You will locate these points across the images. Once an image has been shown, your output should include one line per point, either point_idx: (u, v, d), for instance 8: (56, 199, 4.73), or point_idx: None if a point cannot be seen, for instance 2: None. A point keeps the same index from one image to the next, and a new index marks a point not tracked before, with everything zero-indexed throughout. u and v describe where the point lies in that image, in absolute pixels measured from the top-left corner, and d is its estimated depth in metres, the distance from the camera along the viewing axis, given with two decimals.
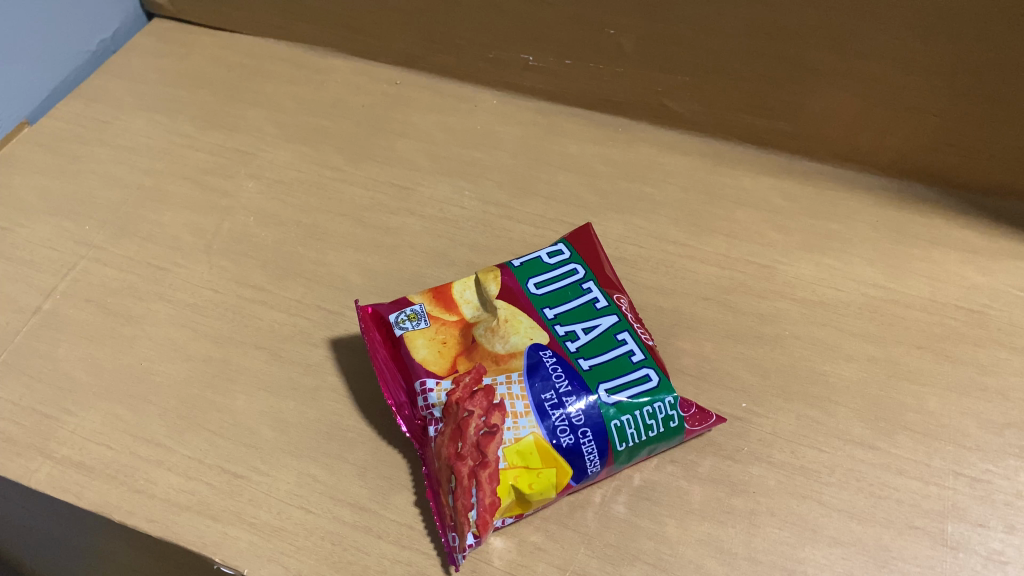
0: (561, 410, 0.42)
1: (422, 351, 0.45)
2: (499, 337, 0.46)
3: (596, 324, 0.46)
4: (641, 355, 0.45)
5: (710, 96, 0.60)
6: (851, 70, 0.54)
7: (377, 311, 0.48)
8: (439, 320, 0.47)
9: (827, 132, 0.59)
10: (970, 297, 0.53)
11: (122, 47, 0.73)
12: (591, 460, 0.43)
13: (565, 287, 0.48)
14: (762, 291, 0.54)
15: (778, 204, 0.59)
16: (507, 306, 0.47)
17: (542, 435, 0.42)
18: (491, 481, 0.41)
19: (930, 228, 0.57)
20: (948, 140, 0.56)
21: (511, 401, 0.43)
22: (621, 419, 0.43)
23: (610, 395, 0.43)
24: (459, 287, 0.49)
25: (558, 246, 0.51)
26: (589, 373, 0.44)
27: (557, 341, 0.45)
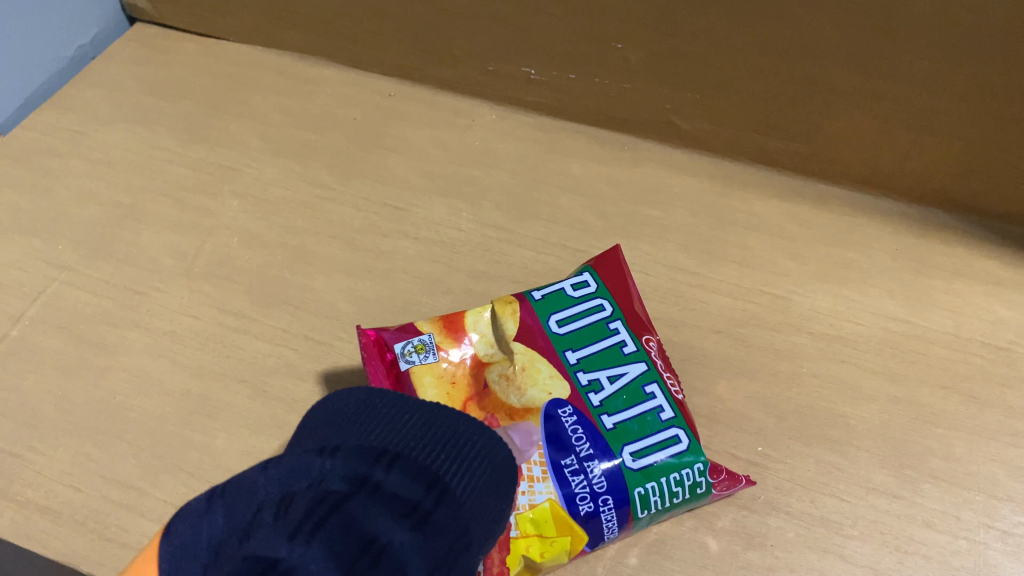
0: (581, 477, 0.39)
1: (430, 395, 0.42)
2: (515, 389, 0.42)
3: (622, 372, 0.42)
4: (671, 414, 0.41)
5: (722, 115, 0.57)
6: (872, 91, 0.51)
7: (383, 338, 0.43)
8: (449, 355, 0.43)
9: (846, 156, 0.56)
10: (996, 332, 0.50)
11: (102, 53, 0.69)
12: (609, 527, 0.39)
13: (590, 326, 0.44)
14: (777, 324, 0.51)
15: (792, 231, 0.56)
16: (526, 352, 0.43)
17: (558, 501, 0.39)
18: (501, 551, 0.38)
19: (951, 258, 0.54)
20: (972, 166, 0.53)
21: (526, 463, 0.39)
22: (645, 486, 0.39)
23: (634, 460, 0.39)
24: (472, 316, 0.44)
25: (583, 275, 0.46)
26: (612, 434, 0.40)
27: (579, 394, 0.42)
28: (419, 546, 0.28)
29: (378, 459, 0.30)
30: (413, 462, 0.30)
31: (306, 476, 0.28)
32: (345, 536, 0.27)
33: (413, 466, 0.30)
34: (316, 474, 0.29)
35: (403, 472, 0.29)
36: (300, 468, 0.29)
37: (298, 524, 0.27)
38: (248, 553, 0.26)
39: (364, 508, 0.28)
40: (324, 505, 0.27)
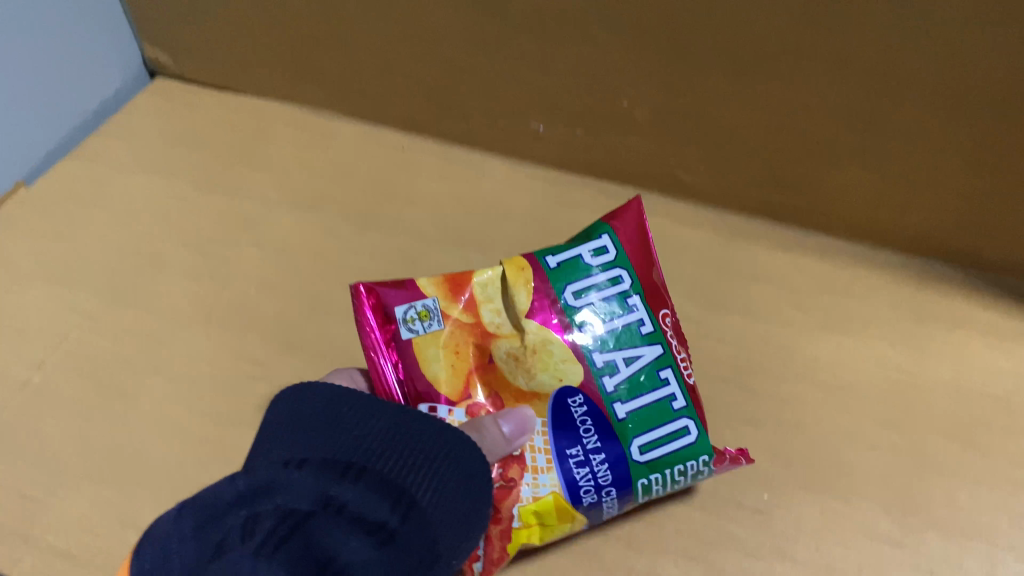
0: (587, 469, 0.40)
1: (433, 367, 0.41)
2: (524, 370, 0.42)
3: (638, 354, 0.42)
4: (682, 403, 0.41)
5: (725, 169, 0.59)
6: (869, 148, 0.53)
7: (383, 300, 0.42)
8: (455, 324, 0.42)
9: (845, 209, 0.57)
10: (996, 382, 0.52)
11: (124, 106, 0.71)
12: (609, 510, 0.41)
13: (607, 302, 0.43)
14: (782, 373, 0.52)
15: (795, 281, 0.58)
16: (538, 332, 0.42)
17: (562, 494, 0.39)
18: (502, 539, 0.39)
19: (951, 308, 0.56)
20: (968, 219, 0.54)
21: (532, 453, 0.40)
22: (649, 478, 0.40)
23: (641, 453, 0.40)
24: (480, 280, 0.43)
25: (602, 239, 0.44)
26: (621, 425, 0.41)
27: (592, 379, 0.41)
28: (383, 555, 0.31)
29: (344, 474, 0.33)
30: (377, 476, 0.33)
31: (276, 493, 0.31)
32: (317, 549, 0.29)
33: (375, 479, 0.33)
34: (284, 489, 0.31)
35: (367, 487, 0.33)
36: (267, 484, 0.31)
37: (262, 543, 0.29)
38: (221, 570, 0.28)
39: (327, 523, 0.30)
40: (289, 519, 0.30)
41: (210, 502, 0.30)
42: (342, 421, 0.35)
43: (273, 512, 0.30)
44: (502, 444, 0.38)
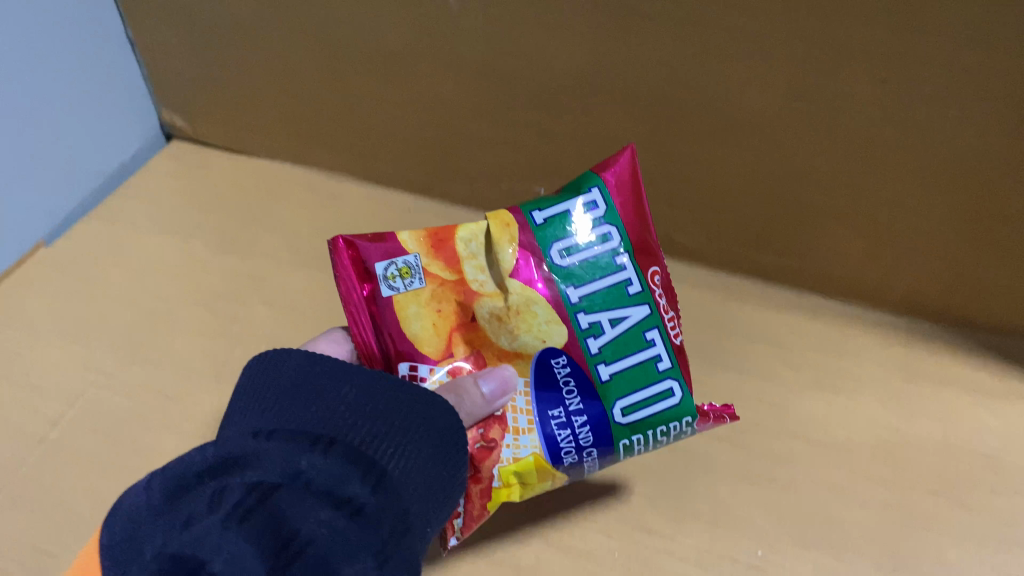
0: (568, 431, 0.38)
1: (414, 325, 0.38)
2: (507, 331, 0.39)
3: (626, 315, 0.39)
4: (668, 364, 0.39)
5: (719, 231, 0.61)
6: (855, 213, 0.55)
7: (361, 255, 0.39)
8: (437, 281, 0.39)
9: (836, 270, 0.60)
10: (983, 440, 0.53)
11: (140, 169, 0.74)
12: (590, 469, 0.39)
13: (594, 260, 0.39)
14: (775, 431, 0.54)
15: (787, 340, 0.60)
16: (522, 292, 0.39)
17: (543, 455, 0.37)
18: (481, 498, 0.37)
19: (939, 367, 0.58)
20: (954, 280, 0.56)
21: (513, 413, 0.38)
22: (632, 439, 0.38)
23: (624, 416, 0.38)
24: (465, 235, 0.40)
25: (592, 193, 0.40)
26: (605, 387, 0.38)
27: (577, 341, 0.39)
28: (357, 526, 0.28)
29: (314, 444, 0.31)
30: (349, 447, 0.31)
31: (245, 463, 0.29)
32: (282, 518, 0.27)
33: (348, 449, 0.31)
34: (253, 458, 0.30)
35: (341, 456, 0.30)
36: (236, 455, 0.30)
37: (226, 515, 0.27)
38: (185, 543, 0.27)
39: (293, 495, 0.28)
40: (255, 490, 0.28)
41: (180, 473, 0.30)
42: (314, 391, 0.33)
43: (240, 484, 0.28)
44: (480, 404, 0.36)
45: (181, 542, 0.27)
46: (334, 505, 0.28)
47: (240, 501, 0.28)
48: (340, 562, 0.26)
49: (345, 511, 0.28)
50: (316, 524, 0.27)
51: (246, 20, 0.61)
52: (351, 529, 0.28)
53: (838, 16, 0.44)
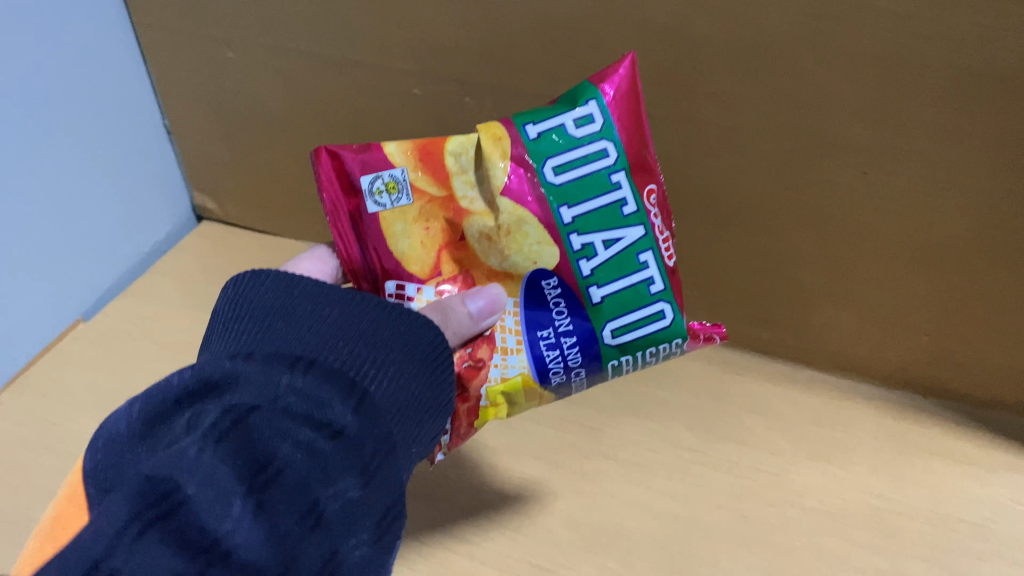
0: (557, 352, 0.40)
1: (402, 243, 0.40)
2: (497, 251, 0.40)
3: (619, 237, 0.40)
4: (660, 286, 0.40)
5: (718, 308, 0.65)
6: (844, 294, 0.59)
7: (346, 167, 0.40)
8: (425, 196, 0.40)
9: (828, 346, 0.63)
10: (972, 509, 0.56)
11: (173, 248, 0.79)
12: (579, 386, 0.41)
13: (588, 178, 0.39)
14: (773, 499, 0.57)
15: (784, 411, 0.63)
16: (513, 213, 0.40)
17: (530, 375, 0.40)
18: (470, 415, 0.40)
19: (929, 437, 0.61)
20: (940, 356, 0.60)
21: (502, 333, 0.40)
22: (620, 359, 0.40)
23: (613, 337, 0.40)
24: (454, 149, 0.40)
25: (589, 106, 0.40)
26: (596, 308, 0.40)
27: (568, 262, 0.40)
28: (334, 451, 0.31)
29: (294, 365, 0.33)
30: (328, 368, 0.33)
31: (222, 385, 0.31)
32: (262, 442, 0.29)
33: (326, 370, 0.33)
34: (232, 379, 0.31)
35: (319, 376, 0.32)
36: (215, 375, 0.32)
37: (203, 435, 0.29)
38: (164, 460, 0.28)
39: (268, 420, 0.30)
40: (232, 413, 0.30)
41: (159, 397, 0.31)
42: (296, 313, 0.35)
43: (218, 408, 0.30)
44: (470, 322, 0.38)
45: (157, 462, 0.28)
46: (314, 429, 0.31)
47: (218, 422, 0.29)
48: (320, 490, 0.30)
49: (325, 435, 0.31)
50: (296, 450, 0.30)
51: (276, 113, 0.67)
52: (329, 454, 0.30)
53: (821, 116, 0.49)
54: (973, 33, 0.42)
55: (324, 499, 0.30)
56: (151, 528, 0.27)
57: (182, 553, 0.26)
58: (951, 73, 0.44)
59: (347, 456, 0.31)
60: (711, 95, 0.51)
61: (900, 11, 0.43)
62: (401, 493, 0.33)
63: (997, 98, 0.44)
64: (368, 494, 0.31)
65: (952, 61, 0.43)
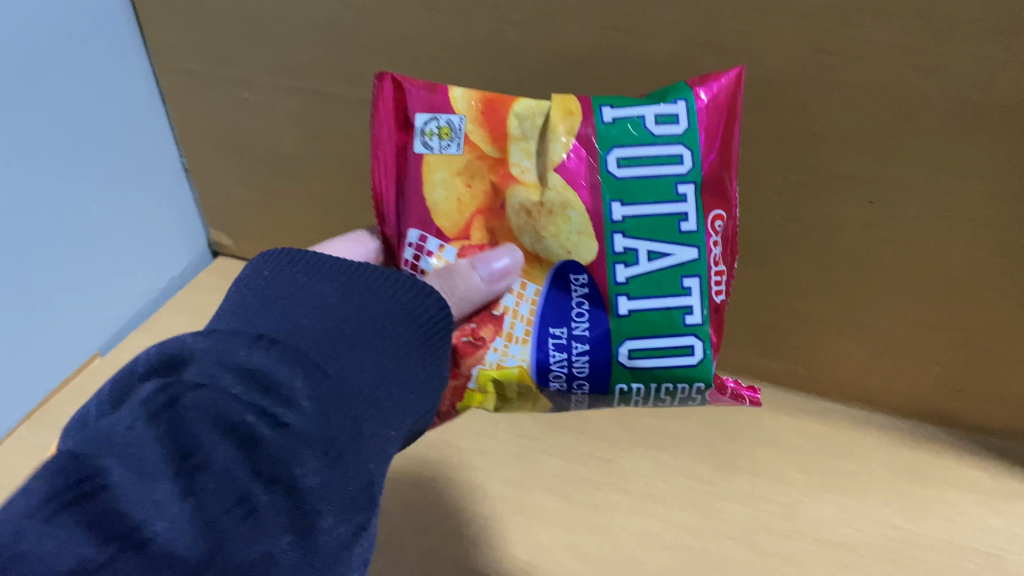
0: (565, 355, 0.40)
1: (438, 193, 0.40)
2: (533, 229, 0.39)
3: (666, 253, 0.39)
4: (697, 319, 0.39)
5: (728, 341, 0.65)
6: (854, 324, 0.59)
7: (407, 103, 0.40)
8: (477, 151, 0.40)
9: (837, 376, 0.63)
10: (987, 540, 0.56)
11: (188, 283, 0.81)
12: (579, 397, 0.41)
13: (653, 182, 0.38)
14: (786, 531, 0.57)
15: (796, 443, 0.63)
16: (560, 192, 0.39)
17: (528, 370, 0.40)
18: (456, 390, 0.41)
19: (942, 468, 0.61)
20: (951, 387, 0.60)
21: (512, 319, 0.40)
22: (630, 382, 0.40)
23: (630, 357, 0.39)
24: (522, 111, 0.40)
25: (677, 106, 0.38)
26: (620, 321, 0.39)
27: (604, 262, 0.39)
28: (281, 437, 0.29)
29: (256, 344, 0.32)
30: (292, 350, 0.33)
31: (176, 361, 0.31)
32: (196, 427, 0.29)
33: (289, 352, 0.33)
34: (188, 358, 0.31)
35: (280, 356, 0.32)
36: (172, 351, 0.32)
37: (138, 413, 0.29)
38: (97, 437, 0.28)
39: (208, 401, 0.29)
40: (169, 394, 0.29)
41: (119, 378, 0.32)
42: (279, 294, 0.37)
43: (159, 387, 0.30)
44: (476, 291, 0.38)
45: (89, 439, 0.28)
46: (258, 414, 0.30)
47: (153, 402, 0.29)
48: (258, 478, 0.29)
49: (269, 422, 0.30)
50: (233, 436, 0.29)
51: (290, 151, 0.68)
52: (272, 442, 0.29)
53: (826, 148, 0.49)
54: (970, 65, 0.43)
55: (261, 489, 0.28)
56: (63, 512, 0.26)
57: (90, 537, 0.26)
58: (951, 105, 0.45)
59: (294, 445, 0.30)
60: None
61: (900, 45, 0.43)
62: (369, 483, 0.32)
63: (997, 129, 0.45)
64: (319, 484, 0.30)
65: (952, 93, 0.44)
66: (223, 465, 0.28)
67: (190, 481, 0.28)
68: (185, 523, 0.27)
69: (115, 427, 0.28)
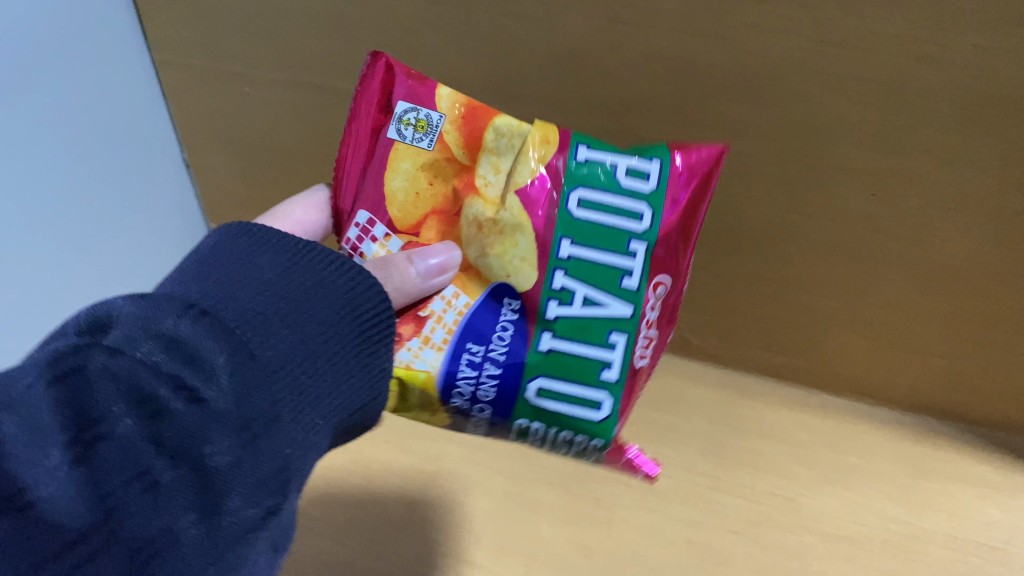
0: (476, 377, 0.37)
1: (397, 184, 0.38)
2: (480, 244, 0.38)
3: (603, 303, 0.38)
4: (614, 377, 0.38)
5: (729, 335, 0.65)
6: (856, 317, 0.58)
7: (391, 88, 0.39)
8: (446, 152, 0.38)
9: (839, 368, 0.63)
10: (991, 533, 0.56)
11: None
12: (477, 423, 0.39)
13: (606, 231, 0.38)
14: (789, 525, 0.57)
15: (799, 437, 0.63)
16: (516, 216, 0.37)
17: (435, 378, 0.37)
18: None
19: (945, 462, 0.61)
20: (953, 380, 0.59)
21: (434, 324, 0.38)
22: (531, 420, 0.38)
23: (537, 397, 0.38)
24: (503, 127, 0.38)
25: (650, 166, 0.38)
26: (537, 356, 0.37)
27: (539, 295, 0.37)
28: (187, 416, 0.28)
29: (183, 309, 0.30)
30: (220, 322, 0.31)
31: (99, 322, 0.30)
32: (102, 395, 0.27)
33: (217, 323, 0.31)
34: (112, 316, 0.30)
35: (205, 326, 0.30)
36: (96, 308, 0.30)
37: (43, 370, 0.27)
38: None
39: (117, 369, 0.28)
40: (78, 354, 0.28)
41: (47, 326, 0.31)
42: (229, 256, 0.34)
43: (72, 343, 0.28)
44: (409, 280, 0.36)
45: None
46: (173, 388, 0.29)
47: (61, 363, 0.27)
48: (157, 457, 0.27)
49: (183, 397, 0.29)
50: (141, 408, 0.28)
51: (291, 144, 0.68)
52: (182, 418, 0.28)
53: (827, 139, 0.49)
54: (973, 55, 0.42)
55: (163, 465, 0.27)
56: None
57: None
58: (954, 95, 0.44)
59: (204, 423, 0.28)
60: (716, 120, 0.51)
61: (902, 34, 0.43)
62: (283, 469, 0.31)
63: (999, 118, 0.44)
64: (226, 464, 0.29)
65: (955, 83, 0.44)
66: (125, 437, 0.27)
67: (85, 452, 0.26)
68: (75, 494, 0.26)
69: (17, 387, 0.27)
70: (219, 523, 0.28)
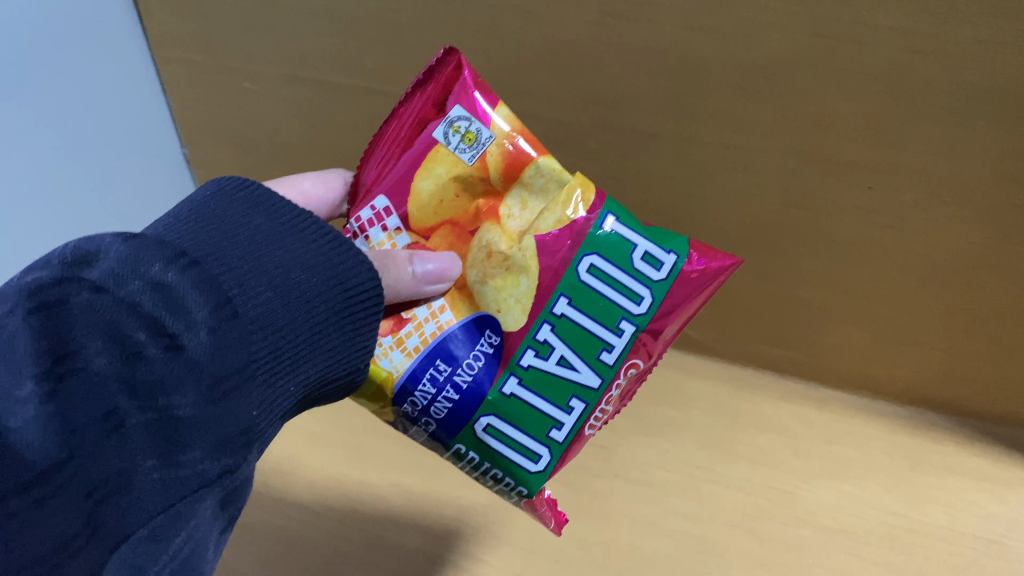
0: (435, 395, 0.39)
1: (425, 185, 0.39)
2: (484, 270, 0.39)
3: (575, 368, 0.39)
4: (558, 438, 0.39)
5: (728, 328, 0.65)
6: (854, 311, 0.59)
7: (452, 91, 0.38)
8: (483, 172, 0.38)
9: (838, 362, 0.63)
10: (988, 526, 0.56)
11: None
12: (417, 434, 0.40)
13: (601, 302, 0.39)
14: (786, 518, 0.57)
15: (797, 430, 0.63)
16: (525, 260, 0.38)
17: (395, 381, 0.39)
18: None
19: (943, 455, 0.61)
20: (951, 373, 0.59)
21: (411, 328, 0.39)
22: (467, 449, 0.40)
23: (483, 430, 0.39)
24: (546, 171, 0.38)
25: (667, 258, 0.39)
26: (495, 393, 0.39)
27: (520, 340, 0.39)
28: (162, 362, 0.28)
29: (172, 258, 0.30)
30: (209, 276, 0.31)
31: (87, 258, 0.29)
32: (80, 331, 0.27)
33: (204, 276, 0.30)
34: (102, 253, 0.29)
35: (193, 278, 0.30)
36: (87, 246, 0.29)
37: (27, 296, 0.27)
38: None
39: (101, 308, 0.27)
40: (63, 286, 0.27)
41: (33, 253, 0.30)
42: (213, 214, 0.34)
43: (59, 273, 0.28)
44: (404, 279, 0.37)
45: None
46: (150, 333, 0.28)
47: (40, 294, 0.27)
48: (127, 399, 0.27)
49: (160, 343, 0.28)
50: (117, 350, 0.27)
51: (291, 140, 0.68)
52: (155, 364, 0.28)
53: (825, 133, 0.49)
54: (969, 48, 0.42)
55: (130, 407, 0.27)
56: None
57: None
58: (950, 88, 0.44)
59: (177, 373, 0.28)
60: (715, 114, 0.51)
61: (897, 27, 0.43)
62: (243, 429, 0.30)
63: (995, 111, 0.44)
64: (191, 417, 0.28)
65: (951, 76, 0.44)
66: (99, 376, 0.26)
67: (57, 386, 0.25)
68: (42, 424, 0.25)
69: None
70: (179, 472, 0.28)
